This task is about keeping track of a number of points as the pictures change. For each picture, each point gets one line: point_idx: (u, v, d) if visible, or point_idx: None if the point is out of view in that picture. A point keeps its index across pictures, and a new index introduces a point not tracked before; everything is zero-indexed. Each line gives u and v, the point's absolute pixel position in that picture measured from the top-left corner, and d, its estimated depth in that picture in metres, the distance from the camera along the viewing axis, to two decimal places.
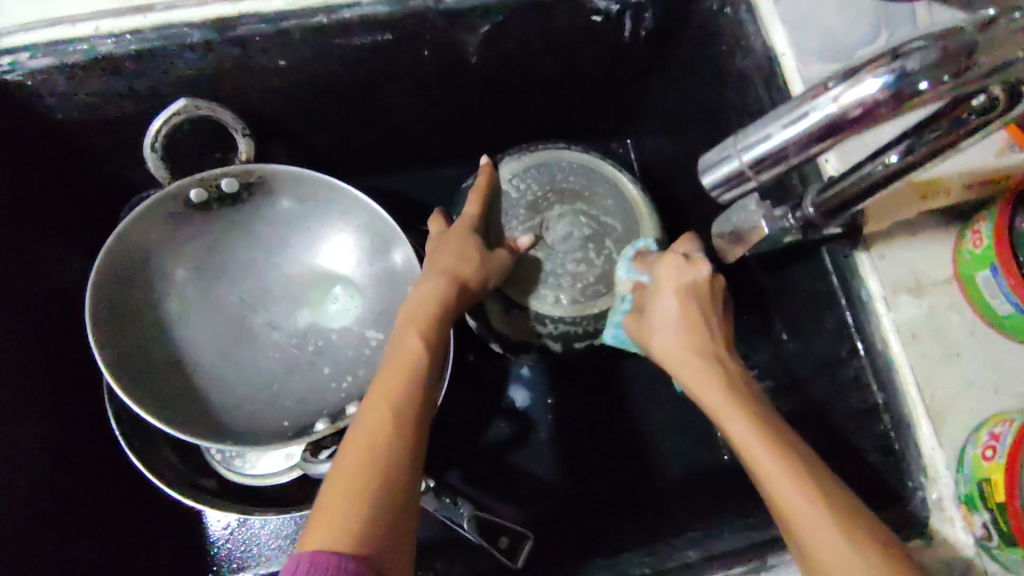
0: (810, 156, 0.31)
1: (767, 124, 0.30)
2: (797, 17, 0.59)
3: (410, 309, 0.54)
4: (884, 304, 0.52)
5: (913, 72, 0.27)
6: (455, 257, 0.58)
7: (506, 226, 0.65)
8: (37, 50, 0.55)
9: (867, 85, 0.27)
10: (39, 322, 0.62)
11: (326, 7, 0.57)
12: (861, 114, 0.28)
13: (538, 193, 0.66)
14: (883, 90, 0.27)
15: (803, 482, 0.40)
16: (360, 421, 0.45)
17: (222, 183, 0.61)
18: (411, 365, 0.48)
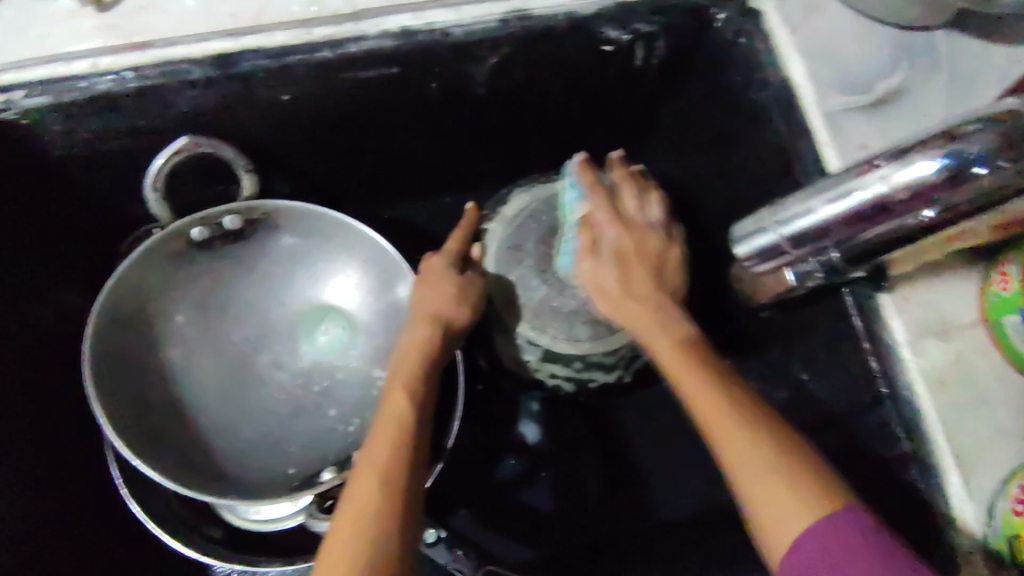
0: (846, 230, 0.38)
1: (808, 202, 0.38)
2: (814, 48, 0.58)
3: (396, 362, 0.54)
4: (909, 348, 0.51)
5: (967, 154, 0.33)
6: (436, 297, 0.56)
7: (517, 260, 0.61)
8: (32, 89, 0.53)
9: (925, 165, 0.34)
10: (37, 367, 0.60)
11: (332, 41, 0.55)
12: (922, 188, 0.34)
13: (552, 225, 0.61)
14: (938, 170, 0.34)
15: (755, 444, 0.41)
16: (351, 492, 0.45)
17: (224, 221, 0.60)
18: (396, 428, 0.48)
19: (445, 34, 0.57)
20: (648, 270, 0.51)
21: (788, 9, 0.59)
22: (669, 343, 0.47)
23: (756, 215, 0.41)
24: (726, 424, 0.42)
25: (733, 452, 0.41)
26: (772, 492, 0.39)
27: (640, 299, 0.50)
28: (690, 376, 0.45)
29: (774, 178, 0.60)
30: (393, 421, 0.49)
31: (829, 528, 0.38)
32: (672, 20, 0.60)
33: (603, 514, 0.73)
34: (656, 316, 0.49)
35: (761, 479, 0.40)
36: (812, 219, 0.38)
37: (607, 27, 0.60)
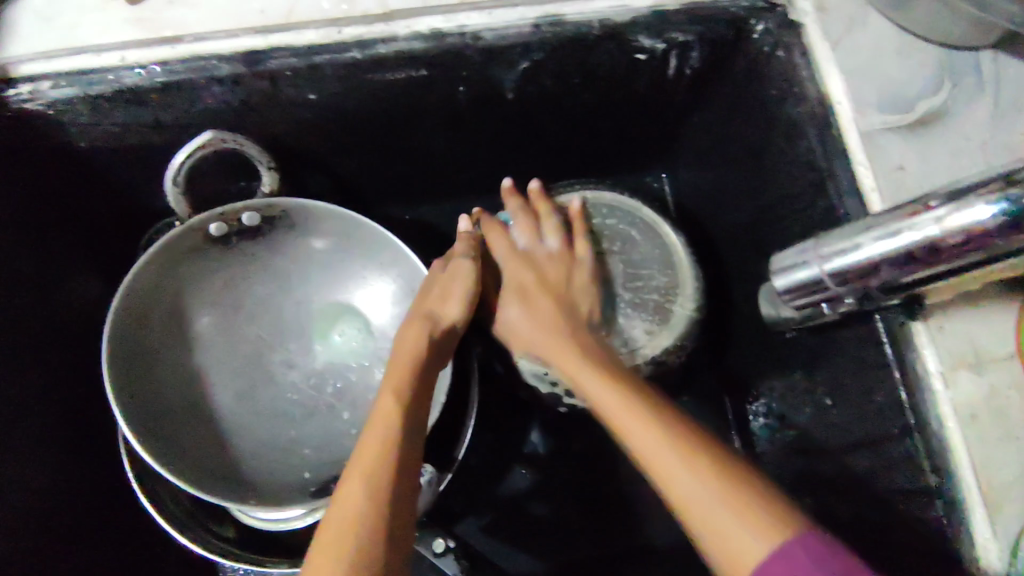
0: (893, 272, 0.37)
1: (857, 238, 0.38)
2: (854, 63, 0.56)
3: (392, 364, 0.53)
4: (942, 380, 0.49)
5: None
6: (435, 300, 0.57)
7: None
8: (60, 79, 0.53)
9: (981, 211, 0.33)
10: (54, 357, 0.60)
11: (361, 41, 0.55)
12: (974, 234, 0.33)
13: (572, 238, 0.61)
14: (995, 217, 0.33)
15: (685, 461, 0.40)
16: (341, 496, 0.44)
17: (243, 218, 0.59)
18: (389, 429, 0.47)
19: (476, 38, 0.56)
20: (544, 290, 0.57)
21: (829, 21, 0.57)
22: (540, 331, 0.55)
23: (798, 247, 0.41)
24: (643, 437, 0.42)
25: (676, 494, 0.40)
26: (723, 526, 0.37)
27: (549, 292, 0.57)
28: (570, 355, 0.52)
29: (805, 197, 0.59)
30: (381, 424, 0.48)
31: (786, 556, 0.35)
32: (708, 30, 0.59)
33: (614, 529, 0.72)
34: (564, 257, 0.59)
35: (710, 521, 0.38)
36: (856, 256, 0.38)
37: (640, 35, 0.58)
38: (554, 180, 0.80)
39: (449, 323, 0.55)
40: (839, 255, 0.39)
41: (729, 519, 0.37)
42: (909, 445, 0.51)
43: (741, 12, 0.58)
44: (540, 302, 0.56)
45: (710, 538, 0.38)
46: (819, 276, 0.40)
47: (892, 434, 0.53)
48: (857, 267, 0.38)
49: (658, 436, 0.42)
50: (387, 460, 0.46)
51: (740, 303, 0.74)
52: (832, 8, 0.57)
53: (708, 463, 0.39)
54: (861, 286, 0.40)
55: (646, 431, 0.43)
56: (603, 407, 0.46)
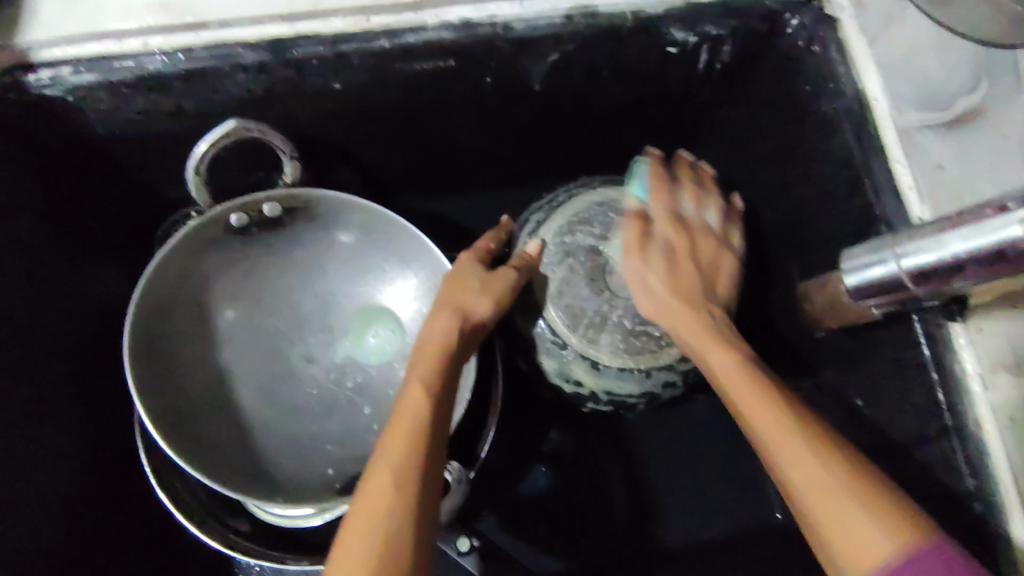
0: (971, 273, 0.37)
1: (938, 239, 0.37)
2: (892, 59, 0.55)
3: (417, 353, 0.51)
4: (980, 382, 0.48)
5: None
6: (459, 291, 0.54)
7: (566, 266, 0.59)
8: (80, 65, 0.51)
9: None
10: (71, 349, 0.59)
11: (390, 31, 0.54)
12: None
13: (599, 235, 0.59)
14: None
15: (813, 452, 0.42)
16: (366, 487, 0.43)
17: (264, 208, 0.58)
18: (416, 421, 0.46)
19: (507, 28, 0.55)
20: (691, 258, 0.55)
21: (866, 16, 0.56)
22: (686, 311, 0.53)
23: (877, 243, 0.41)
24: (782, 425, 0.44)
25: (819, 507, 0.40)
26: (846, 512, 0.39)
27: (691, 270, 0.55)
28: (741, 376, 0.47)
29: (839, 194, 0.58)
30: (413, 404, 0.47)
31: (915, 560, 0.37)
32: (742, 24, 0.58)
33: (634, 528, 0.71)
34: (689, 234, 0.57)
35: (853, 526, 0.39)
36: (930, 255, 0.38)
37: (673, 27, 0.57)
38: (576, 176, 0.79)
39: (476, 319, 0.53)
40: (915, 255, 0.39)
41: (847, 505, 0.40)
42: (945, 446, 0.50)
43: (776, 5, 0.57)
44: (681, 283, 0.54)
45: (823, 520, 0.40)
46: (897, 275, 0.40)
47: (927, 437, 0.52)
48: (932, 267, 0.38)
49: (785, 424, 0.43)
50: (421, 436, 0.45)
51: (766, 303, 0.73)
52: (868, 3, 0.56)
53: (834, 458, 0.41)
54: (942, 287, 0.39)
55: (771, 412, 0.44)
56: (776, 448, 0.43)
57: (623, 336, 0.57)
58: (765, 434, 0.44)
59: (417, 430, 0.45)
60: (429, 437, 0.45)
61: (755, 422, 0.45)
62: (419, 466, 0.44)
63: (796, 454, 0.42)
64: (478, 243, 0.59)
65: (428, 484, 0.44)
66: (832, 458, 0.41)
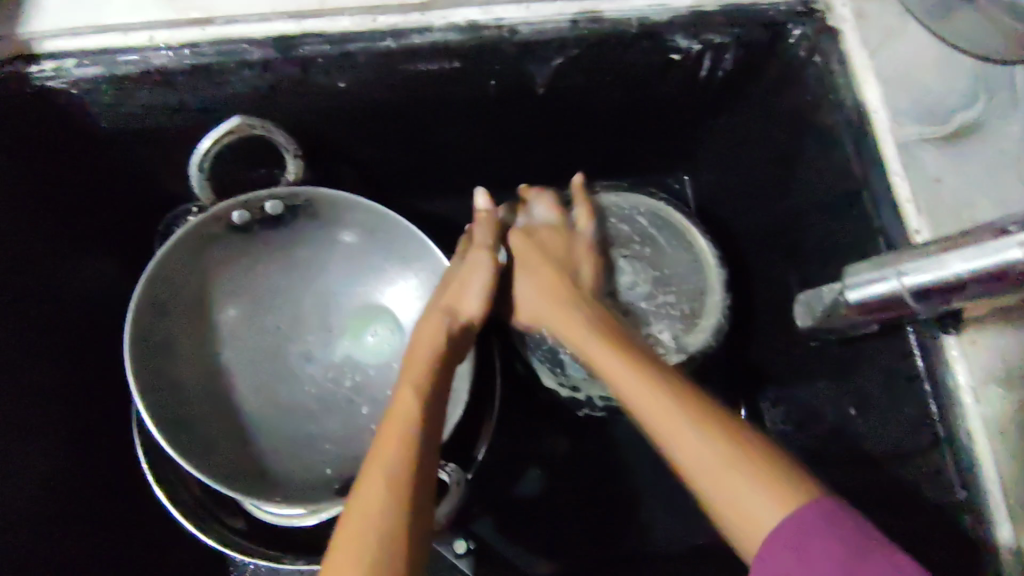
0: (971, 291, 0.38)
1: (943, 258, 0.38)
2: (893, 73, 0.56)
3: (410, 360, 0.51)
4: (972, 394, 0.49)
5: None
6: (461, 293, 0.55)
7: None
8: (84, 58, 0.51)
9: None
10: (69, 342, 0.58)
11: (396, 31, 0.54)
12: None
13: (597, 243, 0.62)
14: None
15: (698, 430, 0.41)
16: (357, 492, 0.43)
17: (266, 205, 0.58)
18: (406, 425, 0.46)
19: (513, 32, 0.55)
20: (543, 253, 0.59)
21: (868, 29, 0.57)
22: (547, 295, 0.56)
23: (877, 262, 0.41)
24: (660, 411, 0.43)
25: (718, 488, 0.39)
26: (739, 490, 0.38)
27: (549, 262, 0.58)
28: (578, 327, 0.52)
29: (837, 205, 0.58)
30: (400, 422, 0.46)
31: (800, 524, 0.36)
32: (746, 33, 0.58)
33: (629, 532, 0.72)
34: (531, 248, 0.59)
35: (753, 514, 0.38)
36: (938, 274, 0.38)
37: (677, 35, 0.58)
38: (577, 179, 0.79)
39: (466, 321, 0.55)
40: (921, 274, 0.39)
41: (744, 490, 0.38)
42: (939, 457, 0.51)
43: (780, 16, 0.58)
44: (552, 283, 0.56)
45: (722, 503, 0.39)
46: (900, 292, 0.40)
47: (920, 447, 0.53)
48: (939, 285, 0.38)
49: (661, 404, 0.43)
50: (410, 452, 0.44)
51: (763, 311, 0.73)
52: (871, 16, 0.57)
53: (718, 442, 0.40)
54: (941, 303, 0.40)
55: (647, 389, 0.44)
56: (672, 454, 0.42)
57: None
58: (665, 440, 0.42)
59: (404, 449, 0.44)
60: (421, 440, 0.45)
61: (640, 412, 0.44)
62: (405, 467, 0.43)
63: (682, 437, 0.41)
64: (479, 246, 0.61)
65: (418, 488, 0.43)
66: (717, 434, 0.41)
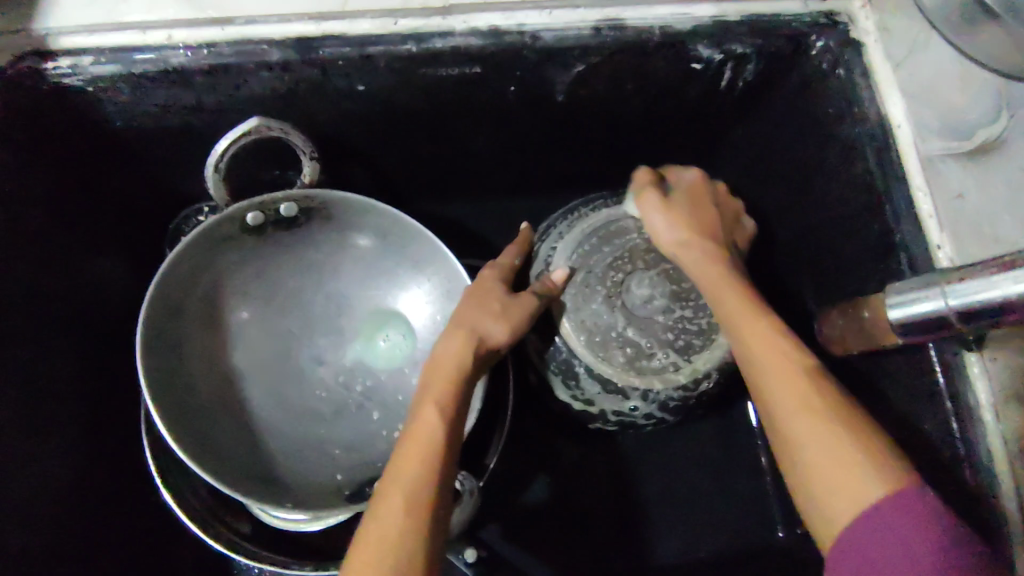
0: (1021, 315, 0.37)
1: (989, 279, 0.37)
2: (917, 87, 0.55)
3: (429, 376, 0.51)
4: (993, 413, 0.48)
5: None
6: (480, 311, 0.54)
7: (582, 281, 0.59)
8: (102, 55, 0.51)
9: None
10: (79, 340, 0.58)
11: (417, 34, 0.53)
12: None
13: (617, 254, 0.59)
14: None
15: (817, 392, 0.41)
16: (378, 509, 0.42)
17: (281, 207, 0.57)
18: (429, 442, 0.46)
19: (535, 38, 0.54)
20: (711, 207, 0.58)
21: (892, 43, 0.56)
22: (696, 230, 0.55)
23: (925, 279, 0.41)
24: (790, 365, 0.42)
25: (818, 445, 0.39)
26: (842, 453, 0.38)
27: (707, 213, 0.57)
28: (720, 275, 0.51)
29: (858, 218, 0.58)
30: (423, 439, 0.46)
31: (896, 502, 0.35)
32: (769, 44, 0.58)
33: (639, 542, 0.71)
34: (700, 192, 0.58)
35: (847, 479, 0.37)
36: (980, 294, 0.38)
37: (700, 44, 0.57)
38: (590, 186, 0.78)
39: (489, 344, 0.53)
40: (965, 293, 0.39)
41: (847, 448, 0.38)
42: (960, 475, 0.50)
43: (803, 27, 0.57)
44: (702, 225, 0.56)
45: (818, 462, 0.39)
46: (944, 312, 0.40)
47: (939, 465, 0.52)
48: (982, 305, 0.38)
49: (792, 360, 0.43)
50: (428, 484, 0.43)
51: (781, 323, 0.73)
52: (895, 30, 0.57)
53: (832, 407, 0.40)
54: (987, 323, 0.39)
55: (780, 348, 0.44)
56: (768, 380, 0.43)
57: (634, 355, 0.57)
58: (779, 392, 0.42)
59: (422, 481, 0.43)
60: (445, 459, 0.45)
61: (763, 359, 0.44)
62: (430, 485, 0.43)
63: (800, 397, 0.41)
64: (502, 259, 0.60)
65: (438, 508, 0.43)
66: (833, 403, 0.40)
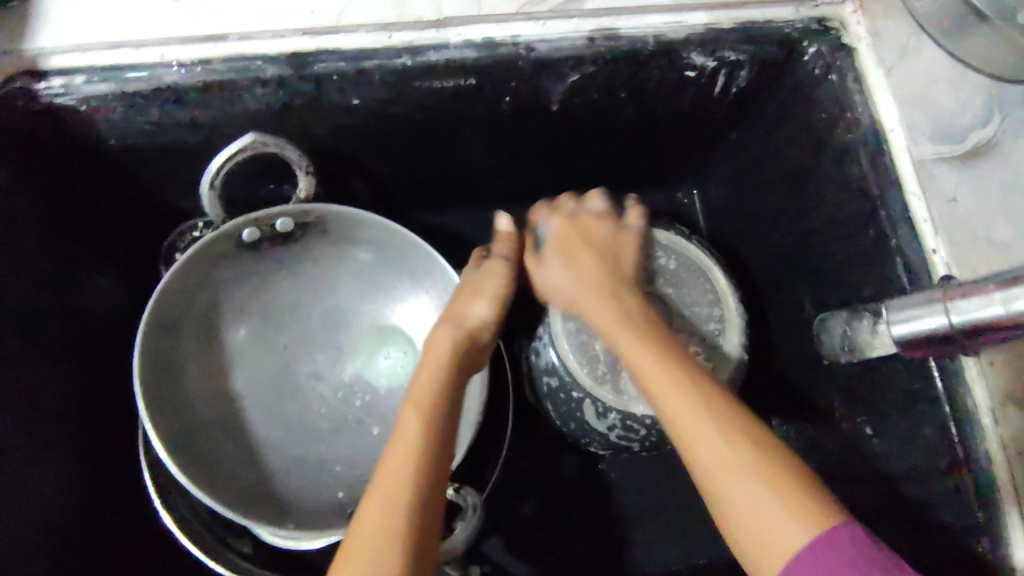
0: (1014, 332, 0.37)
1: (975, 301, 0.38)
2: (908, 92, 0.56)
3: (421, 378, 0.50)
4: (991, 416, 0.49)
5: None
6: (463, 302, 0.55)
7: None
8: (95, 74, 0.50)
9: None
10: (76, 360, 0.57)
11: (412, 48, 0.53)
12: None
13: None
14: None
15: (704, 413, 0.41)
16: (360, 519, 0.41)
17: (277, 223, 0.57)
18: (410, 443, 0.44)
19: (529, 49, 0.54)
20: (589, 250, 0.57)
21: (883, 49, 0.57)
22: (585, 263, 0.56)
23: (925, 295, 0.41)
24: (671, 390, 0.43)
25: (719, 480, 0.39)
26: (730, 471, 0.38)
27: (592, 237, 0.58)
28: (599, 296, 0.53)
29: (852, 225, 0.58)
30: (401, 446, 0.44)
31: (815, 544, 0.35)
32: (761, 51, 0.58)
33: (639, 549, 0.71)
34: (568, 231, 0.59)
35: (753, 509, 0.37)
36: (974, 313, 0.38)
37: (694, 52, 0.57)
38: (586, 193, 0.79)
39: (479, 327, 0.54)
40: (965, 308, 0.38)
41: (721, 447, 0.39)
42: (957, 480, 0.50)
43: (795, 34, 0.58)
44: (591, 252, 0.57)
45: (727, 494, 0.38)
46: (943, 327, 0.40)
47: (937, 470, 0.53)
48: (976, 324, 0.38)
49: (683, 387, 0.42)
50: (405, 482, 0.42)
51: (778, 328, 0.73)
52: (885, 35, 0.57)
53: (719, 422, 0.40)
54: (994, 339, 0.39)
55: (652, 361, 0.45)
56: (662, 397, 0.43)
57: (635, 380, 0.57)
58: (674, 419, 0.42)
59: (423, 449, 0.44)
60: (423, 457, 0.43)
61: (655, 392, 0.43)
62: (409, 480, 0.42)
63: (688, 421, 0.41)
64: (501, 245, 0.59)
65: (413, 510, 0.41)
66: (712, 414, 0.41)
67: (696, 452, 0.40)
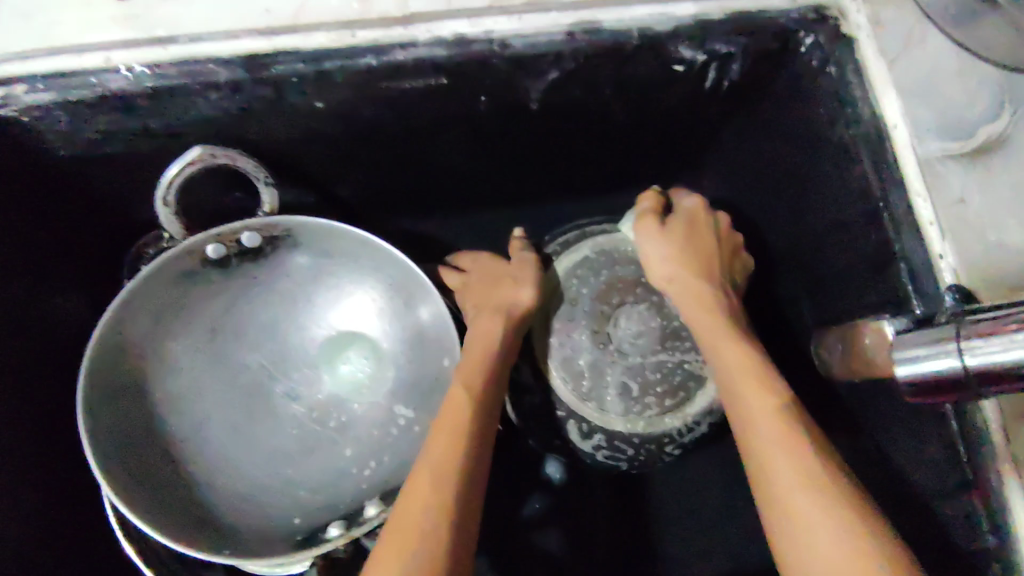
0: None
1: (1006, 343, 0.35)
2: (913, 83, 0.51)
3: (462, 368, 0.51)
4: (1003, 435, 0.44)
5: None
6: (493, 291, 0.56)
7: (569, 316, 0.55)
8: (37, 82, 0.47)
9: None
10: (31, 385, 0.54)
11: (377, 47, 0.49)
12: None
13: (606, 283, 0.56)
14: None
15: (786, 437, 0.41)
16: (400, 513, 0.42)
17: (241, 237, 0.53)
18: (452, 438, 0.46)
19: (504, 45, 0.51)
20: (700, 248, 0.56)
21: (886, 37, 0.52)
22: (694, 258, 0.55)
23: (936, 334, 0.38)
24: (763, 406, 0.43)
25: (788, 491, 0.39)
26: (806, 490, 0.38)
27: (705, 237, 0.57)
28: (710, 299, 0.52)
29: (854, 228, 0.55)
30: (445, 436, 0.46)
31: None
32: (755, 42, 0.54)
33: (631, 565, 0.69)
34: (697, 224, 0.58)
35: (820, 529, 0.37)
36: (1002, 355, 0.35)
37: (682, 45, 0.53)
38: (575, 193, 0.75)
39: (521, 305, 0.54)
40: (984, 350, 0.36)
41: (806, 473, 0.39)
42: (965, 502, 0.47)
43: (791, 23, 0.53)
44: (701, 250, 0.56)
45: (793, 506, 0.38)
46: (958, 371, 0.37)
47: (944, 491, 0.49)
48: (1002, 369, 0.35)
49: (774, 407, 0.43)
50: (447, 479, 0.44)
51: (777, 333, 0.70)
52: (888, 23, 0.53)
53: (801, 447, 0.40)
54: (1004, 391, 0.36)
55: (751, 375, 0.45)
56: (750, 412, 0.43)
57: (620, 398, 0.54)
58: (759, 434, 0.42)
59: (463, 451, 0.46)
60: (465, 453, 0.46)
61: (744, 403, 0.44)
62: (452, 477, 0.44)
63: (767, 440, 0.41)
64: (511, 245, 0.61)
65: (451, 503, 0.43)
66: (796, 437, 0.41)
67: (771, 468, 0.40)
